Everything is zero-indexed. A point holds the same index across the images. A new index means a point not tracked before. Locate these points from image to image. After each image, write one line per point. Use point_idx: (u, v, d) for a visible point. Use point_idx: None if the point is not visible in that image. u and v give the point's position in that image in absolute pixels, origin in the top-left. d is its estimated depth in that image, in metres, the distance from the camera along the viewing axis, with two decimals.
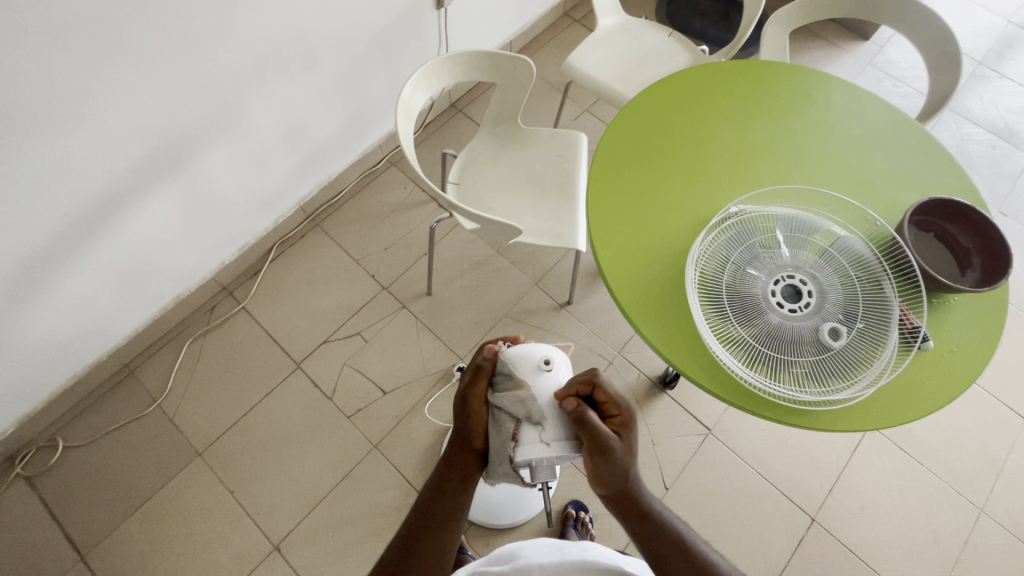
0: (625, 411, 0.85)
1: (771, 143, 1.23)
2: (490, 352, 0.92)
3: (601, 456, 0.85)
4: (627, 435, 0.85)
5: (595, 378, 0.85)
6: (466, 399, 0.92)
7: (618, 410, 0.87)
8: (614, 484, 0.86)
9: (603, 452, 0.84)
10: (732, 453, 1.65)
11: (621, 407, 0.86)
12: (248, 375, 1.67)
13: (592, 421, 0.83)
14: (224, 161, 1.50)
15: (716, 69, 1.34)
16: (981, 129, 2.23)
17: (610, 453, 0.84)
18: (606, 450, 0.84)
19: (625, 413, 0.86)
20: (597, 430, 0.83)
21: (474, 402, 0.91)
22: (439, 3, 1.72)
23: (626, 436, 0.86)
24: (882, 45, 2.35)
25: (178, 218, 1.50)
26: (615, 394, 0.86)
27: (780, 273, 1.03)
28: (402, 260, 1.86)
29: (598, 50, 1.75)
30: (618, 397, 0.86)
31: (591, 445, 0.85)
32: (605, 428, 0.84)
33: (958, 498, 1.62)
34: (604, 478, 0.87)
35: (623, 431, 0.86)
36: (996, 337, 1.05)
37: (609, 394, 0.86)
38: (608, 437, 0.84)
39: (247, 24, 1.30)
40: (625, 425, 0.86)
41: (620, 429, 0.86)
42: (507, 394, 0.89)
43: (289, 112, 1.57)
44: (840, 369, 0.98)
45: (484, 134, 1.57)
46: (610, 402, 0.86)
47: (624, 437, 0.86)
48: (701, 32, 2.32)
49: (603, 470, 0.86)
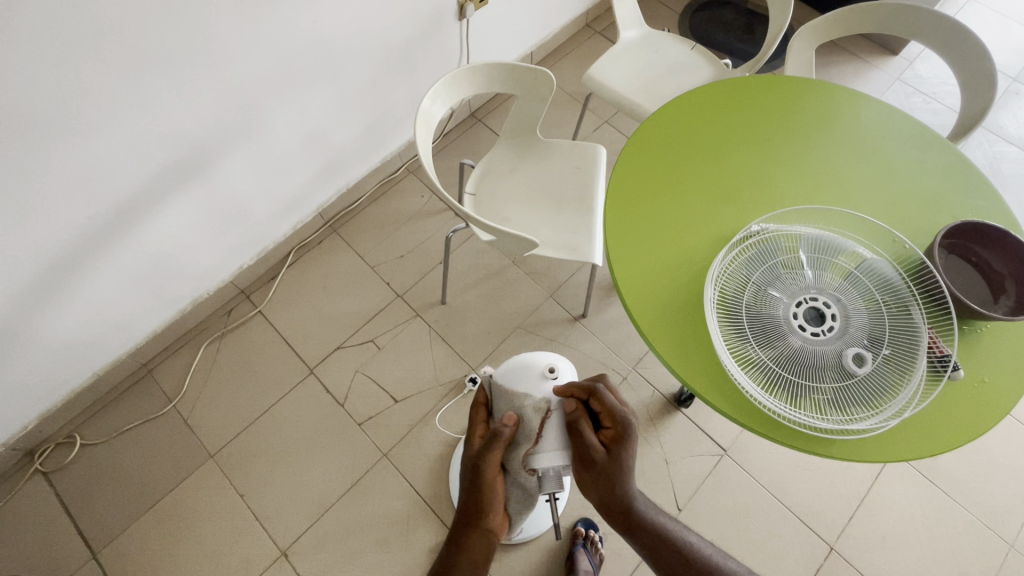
0: (617, 424, 0.91)
1: (794, 161, 1.20)
2: (511, 421, 0.95)
3: (587, 465, 0.92)
4: (616, 448, 0.90)
5: (593, 387, 0.94)
6: (480, 468, 0.93)
7: (612, 422, 0.92)
8: (609, 493, 0.91)
9: (587, 458, 0.91)
10: (747, 476, 1.61)
11: (615, 419, 0.92)
12: (262, 379, 1.69)
13: (579, 428, 0.92)
14: (246, 168, 1.52)
15: (741, 84, 1.32)
16: (1014, 148, 2.17)
17: (595, 460, 0.91)
18: (591, 456, 0.91)
19: (617, 427, 0.91)
20: (581, 435, 0.92)
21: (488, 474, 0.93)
22: (462, 13, 1.73)
23: (616, 449, 0.90)
24: (911, 60, 2.30)
25: (200, 222, 1.52)
26: (609, 405, 0.92)
27: (802, 295, 1.00)
28: (417, 268, 1.86)
29: (619, 63, 1.74)
30: (612, 409, 0.92)
31: (577, 452, 0.92)
32: (592, 436, 0.92)
33: (986, 532, 1.55)
34: (598, 489, 0.92)
35: (614, 444, 0.91)
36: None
37: (604, 404, 0.93)
38: (593, 447, 0.91)
39: (271, 31, 1.32)
40: (616, 439, 0.91)
41: (611, 441, 0.91)
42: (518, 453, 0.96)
43: (311, 119, 1.59)
44: (863, 397, 0.94)
45: (503, 144, 1.57)
46: (604, 413, 0.93)
47: (612, 450, 0.90)
48: (725, 45, 2.29)
49: (595, 480, 0.91)
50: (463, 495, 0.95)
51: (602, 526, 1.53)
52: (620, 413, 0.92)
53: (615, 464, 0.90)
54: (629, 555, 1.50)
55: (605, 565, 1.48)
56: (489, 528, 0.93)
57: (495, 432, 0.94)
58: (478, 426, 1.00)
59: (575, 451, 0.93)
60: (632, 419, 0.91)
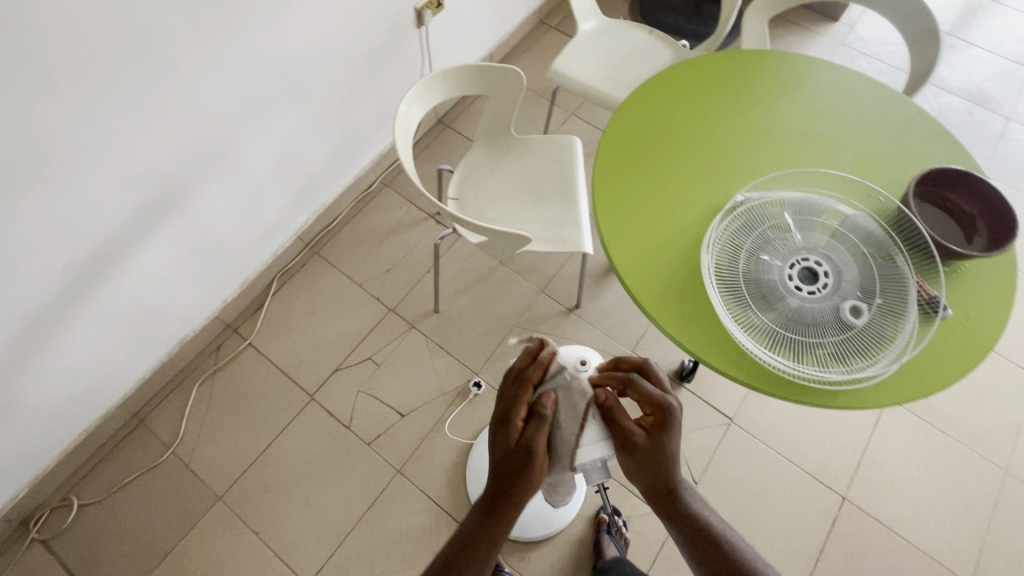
0: (658, 411, 0.87)
1: (766, 131, 1.24)
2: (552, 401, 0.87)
3: (628, 452, 0.88)
4: (658, 433, 0.86)
5: (629, 378, 0.90)
6: (531, 453, 0.82)
7: (652, 410, 0.88)
8: (653, 480, 0.86)
9: (628, 444, 0.88)
10: (756, 441, 1.65)
11: (655, 406, 0.87)
12: (263, 413, 1.64)
13: (621, 417, 0.89)
14: (221, 199, 1.49)
15: (707, 62, 1.35)
16: (957, 97, 2.28)
17: (637, 446, 0.87)
18: (632, 442, 0.87)
19: (658, 413, 0.87)
20: (623, 422, 0.89)
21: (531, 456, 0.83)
22: (420, 21, 1.73)
23: (658, 434, 0.86)
24: (852, 25, 2.40)
25: (180, 260, 1.48)
26: (648, 393, 0.88)
27: (794, 257, 1.04)
28: (406, 280, 1.84)
29: (582, 55, 1.76)
30: (651, 397, 0.88)
31: (618, 440, 0.89)
32: (629, 423, 0.88)
33: (982, 461, 1.63)
34: (640, 475, 0.87)
35: (657, 430, 0.86)
36: (1008, 307, 1.06)
37: (641, 393, 0.89)
38: (632, 431, 0.87)
39: (233, 57, 1.29)
40: (658, 425, 0.87)
41: (652, 428, 0.87)
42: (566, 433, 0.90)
43: (281, 142, 1.56)
44: (863, 346, 0.98)
45: (480, 146, 1.57)
46: (642, 401, 0.89)
47: (654, 436, 0.86)
48: (676, 28, 2.34)
49: (638, 464, 0.87)
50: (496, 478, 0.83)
51: (625, 510, 1.54)
52: (660, 399, 0.87)
53: (656, 450, 0.86)
54: (655, 534, 1.52)
55: (633, 548, 1.50)
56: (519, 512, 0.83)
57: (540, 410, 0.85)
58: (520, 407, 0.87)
59: (615, 439, 0.89)
60: (674, 404, 0.87)
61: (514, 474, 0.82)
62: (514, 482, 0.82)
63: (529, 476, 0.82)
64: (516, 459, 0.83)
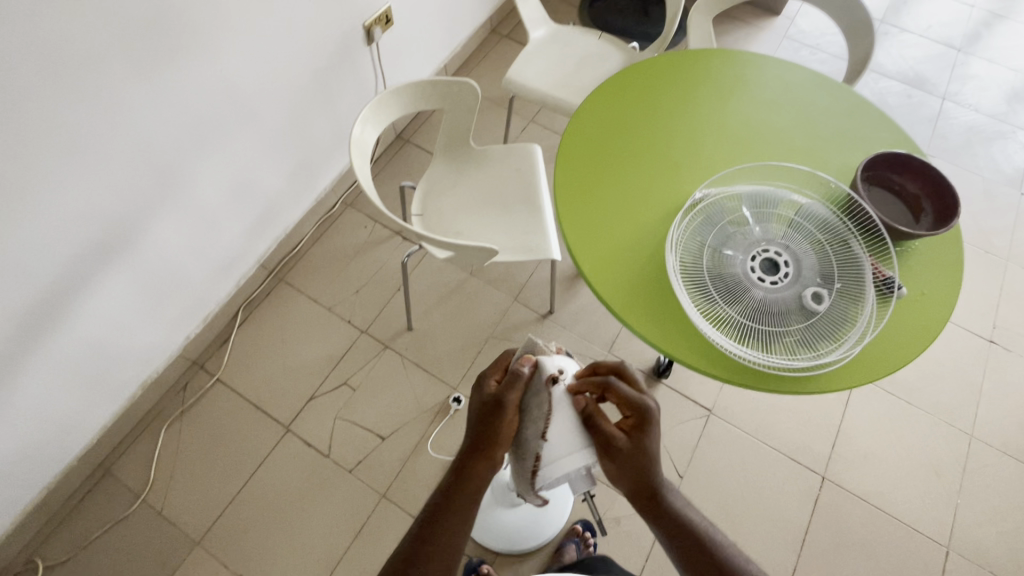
0: (637, 412, 0.86)
1: (719, 127, 1.27)
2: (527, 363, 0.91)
3: (611, 456, 0.87)
4: (639, 434, 0.86)
5: (607, 382, 0.89)
6: (501, 405, 0.88)
7: (631, 412, 0.88)
8: (637, 482, 0.86)
9: (611, 448, 0.86)
10: (736, 430, 1.67)
11: (634, 407, 0.87)
12: (237, 449, 1.59)
13: (603, 423, 0.87)
14: (176, 232, 1.44)
15: (657, 64, 1.37)
16: (895, 81, 2.39)
17: (619, 450, 0.86)
18: (614, 446, 0.86)
19: (637, 414, 0.87)
20: (605, 427, 0.87)
21: (500, 409, 0.88)
22: (370, 38, 1.71)
23: (639, 435, 0.86)
24: (793, 18, 2.49)
25: (135, 299, 1.42)
26: (626, 396, 0.87)
27: (755, 249, 1.07)
28: (377, 300, 1.81)
29: (535, 63, 1.77)
30: (629, 399, 0.88)
31: (600, 445, 0.87)
32: (611, 427, 0.87)
33: (948, 428, 1.70)
34: (624, 480, 0.87)
35: (637, 432, 0.86)
36: (957, 286, 1.10)
37: (620, 396, 0.88)
38: (615, 435, 0.86)
39: (176, 87, 1.25)
40: (638, 426, 0.87)
41: (632, 430, 0.87)
42: (539, 407, 0.90)
43: (235, 169, 1.52)
44: (828, 331, 1.01)
45: (440, 160, 1.56)
46: (622, 403, 0.88)
47: (635, 438, 0.86)
48: (626, 30, 2.38)
49: (621, 468, 0.86)
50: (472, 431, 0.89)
51: (615, 511, 1.55)
52: (638, 401, 0.87)
53: (638, 452, 0.86)
54: (646, 533, 1.52)
55: (624, 548, 1.50)
56: (491, 461, 0.87)
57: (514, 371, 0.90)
58: (498, 369, 0.95)
59: (597, 444, 0.88)
60: (653, 405, 0.87)
61: (484, 425, 0.88)
62: (483, 431, 0.87)
63: (497, 427, 0.88)
64: (487, 412, 0.88)
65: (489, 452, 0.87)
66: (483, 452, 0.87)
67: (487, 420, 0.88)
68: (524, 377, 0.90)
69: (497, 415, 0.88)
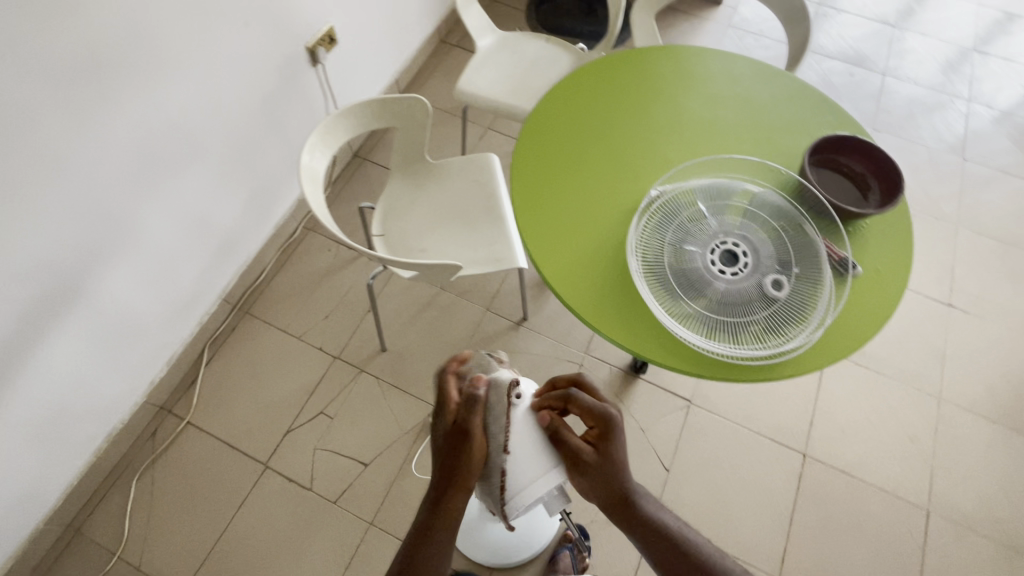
0: (600, 422, 0.89)
1: (669, 124, 1.28)
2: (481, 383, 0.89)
3: (581, 470, 0.88)
4: (605, 443, 0.88)
5: (568, 393, 0.91)
6: (463, 431, 0.87)
7: (594, 422, 0.91)
8: (610, 491, 0.88)
9: (579, 461, 0.88)
10: (716, 418, 1.70)
11: (597, 417, 0.90)
12: (215, 492, 1.54)
13: (568, 435, 0.89)
14: (128, 277, 1.38)
15: (604, 65, 1.38)
16: (837, 61, 2.46)
17: (587, 462, 0.88)
18: (582, 458, 0.88)
19: (601, 423, 0.89)
20: (571, 440, 0.89)
21: (462, 435, 0.86)
22: (314, 59, 1.68)
23: (605, 445, 0.88)
24: (735, 6, 2.54)
25: (91, 349, 1.36)
26: (588, 406, 0.90)
27: (713, 242, 1.08)
28: (348, 324, 1.78)
29: (485, 71, 1.77)
30: (591, 408, 0.90)
31: (568, 459, 0.89)
32: (577, 439, 0.89)
33: (918, 394, 1.75)
34: (595, 489, 0.89)
35: (602, 441, 0.88)
36: (908, 263, 1.13)
37: (582, 406, 0.91)
38: (581, 447, 0.88)
39: (114, 128, 1.21)
40: (602, 435, 0.89)
41: (598, 440, 0.89)
42: (500, 424, 0.89)
43: (186, 206, 1.47)
44: (791, 316, 1.03)
45: (397, 178, 1.55)
46: (584, 414, 0.91)
47: (601, 448, 0.88)
48: (574, 31, 2.39)
49: (592, 479, 0.88)
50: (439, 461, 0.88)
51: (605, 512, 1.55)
52: (599, 410, 0.90)
53: (607, 461, 0.88)
54: None
55: (618, 548, 1.51)
56: (463, 489, 0.87)
57: (470, 393, 0.88)
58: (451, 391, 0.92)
59: (565, 459, 0.89)
60: (614, 412, 0.90)
61: (451, 453, 0.87)
62: (452, 459, 0.87)
63: (465, 454, 0.86)
64: (451, 441, 0.87)
65: (462, 479, 0.87)
66: (453, 480, 0.86)
67: (451, 448, 0.87)
68: (480, 398, 0.88)
69: (460, 440, 0.87)
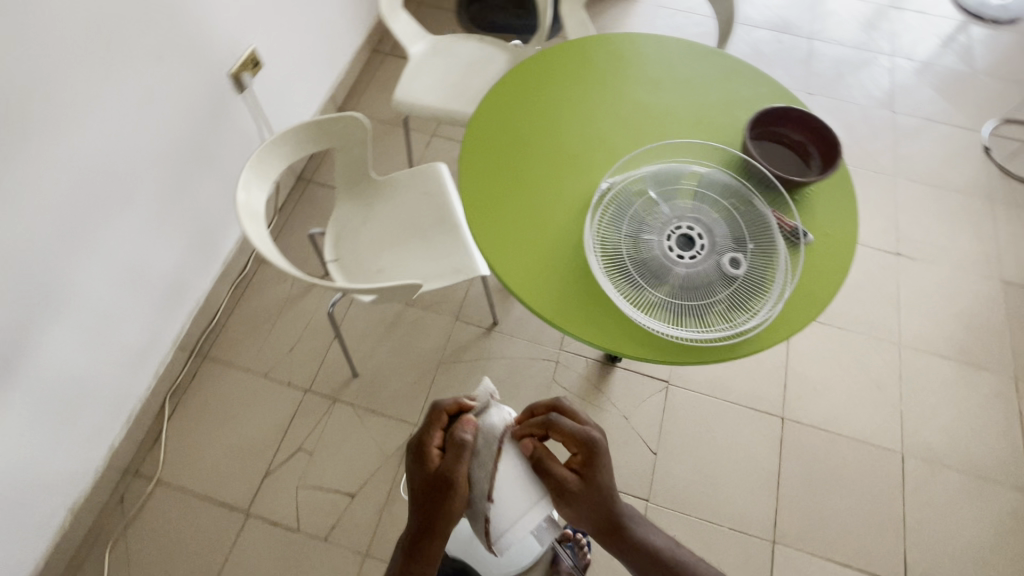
0: (585, 447, 0.89)
1: (611, 113, 1.28)
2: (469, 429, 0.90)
3: (565, 497, 0.90)
4: (589, 469, 0.90)
5: (549, 420, 0.90)
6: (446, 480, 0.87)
7: (578, 447, 0.91)
8: (595, 511, 0.91)
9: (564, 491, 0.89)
10: (695, 394, 1.72)
11: (580, 441, 0.90)
12: (196, 550, 1.47)
13: (552, 465, 0.90)
14: (69, 340, 1.30)
15: (538, 61, 1.37)
16: (765, 30, 2.52)
17: (572, 490, 0.89)
18: (567, 487, 0.89)
19: (585, 450, 0.90)
20: (556, 470, 0.90)
21: (446, 484, 0.87)
22: (240, 86, 1.61)
23: (589, 470, 0.90)
24: None
25: (39, 423, 1.27)
26: (571, 432, 0.90)
27: (668, 228, 1.08)
28: (315, 353, 1.72)
29: (420, 79, 1.73)
30: (574, 434, 0.90)
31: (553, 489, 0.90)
32: (562, 469, 0.89)
33: (879, 342, 1.82)
34: (581, 515, 0.92)
35: (586, 467, 0.90)
36: (854, 221, 1.17)
37: (565, 432, 0.91)
38: (566, 477, 0.89)
39: (30, 188, 1.12)
40: (586, 461, 0.91)
41: (582, 466, 0.91)
42: (485, 470, 0.89)
43: (123, 257, 1.39)
44: (751, 292, 1.04)
45: (344, 199, 1.50)
46: (567, 440, 0.91)
47: (586, 473, 0.90)
48: (507, 26, 2.37)
49: (577, 504, 0.90)
50: (421, 508, 0.89)
51: None
52: (583, 435, 0.91)
53: (591, 485, 0.90)
54: None
55: None
56: (445, 537, 0.88)
57: (456, 441, 0.89)
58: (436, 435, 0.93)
59: (550, 489, 0.90)
60: (597, 436, 0.91)
61: (432, 503, 0.87)
62: (433, 509, 0.87)
63: (448, 503, 0.87)
64: (433, 490, 0.87)
65: (443, 528, 0.87)
66: (436, 529, 0.87)
67: (434, 497, 0.87)
68: (467, 446, 0.89)
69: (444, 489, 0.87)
